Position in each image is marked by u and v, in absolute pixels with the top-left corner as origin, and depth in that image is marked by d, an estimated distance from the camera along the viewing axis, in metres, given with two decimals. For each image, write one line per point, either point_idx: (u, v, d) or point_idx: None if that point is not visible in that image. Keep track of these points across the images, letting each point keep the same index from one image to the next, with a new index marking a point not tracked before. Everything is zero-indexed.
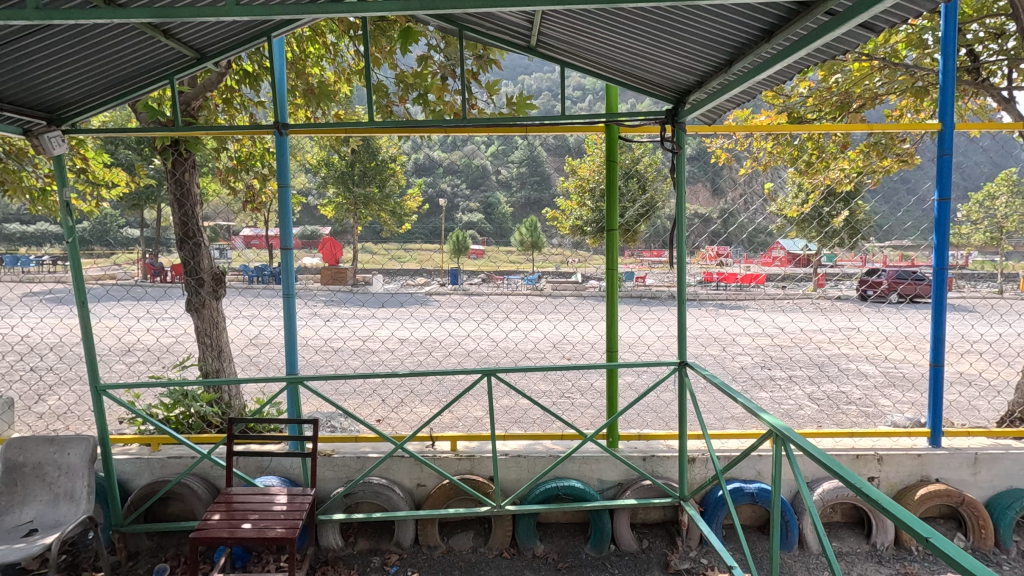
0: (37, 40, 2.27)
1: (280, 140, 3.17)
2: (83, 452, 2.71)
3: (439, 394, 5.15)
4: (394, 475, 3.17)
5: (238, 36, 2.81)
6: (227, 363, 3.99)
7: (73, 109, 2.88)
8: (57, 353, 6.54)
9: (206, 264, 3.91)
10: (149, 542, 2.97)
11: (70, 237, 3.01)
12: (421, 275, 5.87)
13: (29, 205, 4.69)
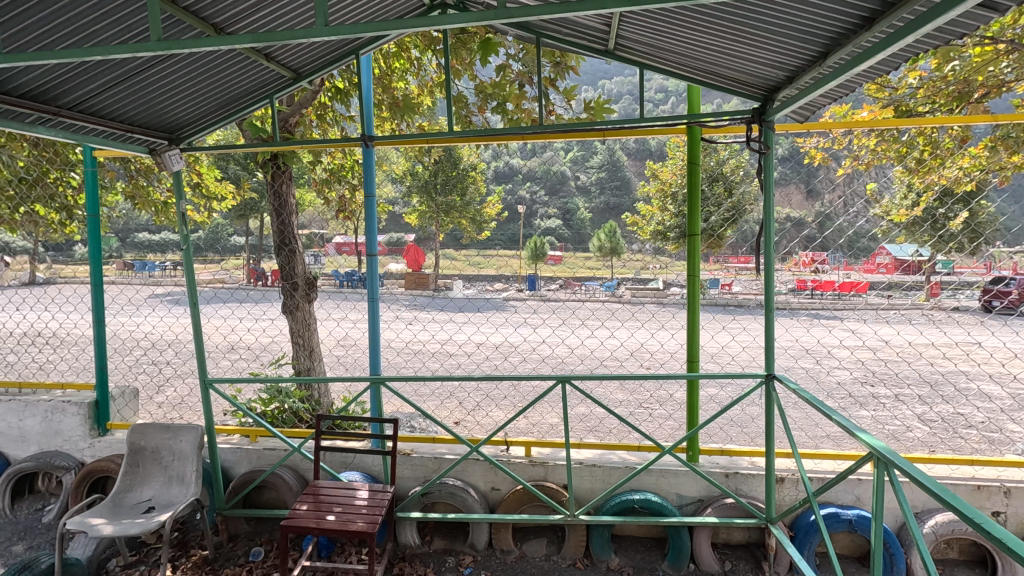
0: (159, 69, 2.54)
1: (367, 151, 3.33)
2: (192, 440, 2.99)
3: (514, 400, 5.19)
4: (469, 477, 3.22)
5: (330, 55, 2.99)
6: (317, 362, 4.24)
7: (190, 129, 3.20)
8: (174, 349, 7.27)
9: (300, 269, 4.18)
10: (246, 526, 3.20)
11: (185, 244, 3.33)
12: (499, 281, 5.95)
13: (155, 216, 5.26)
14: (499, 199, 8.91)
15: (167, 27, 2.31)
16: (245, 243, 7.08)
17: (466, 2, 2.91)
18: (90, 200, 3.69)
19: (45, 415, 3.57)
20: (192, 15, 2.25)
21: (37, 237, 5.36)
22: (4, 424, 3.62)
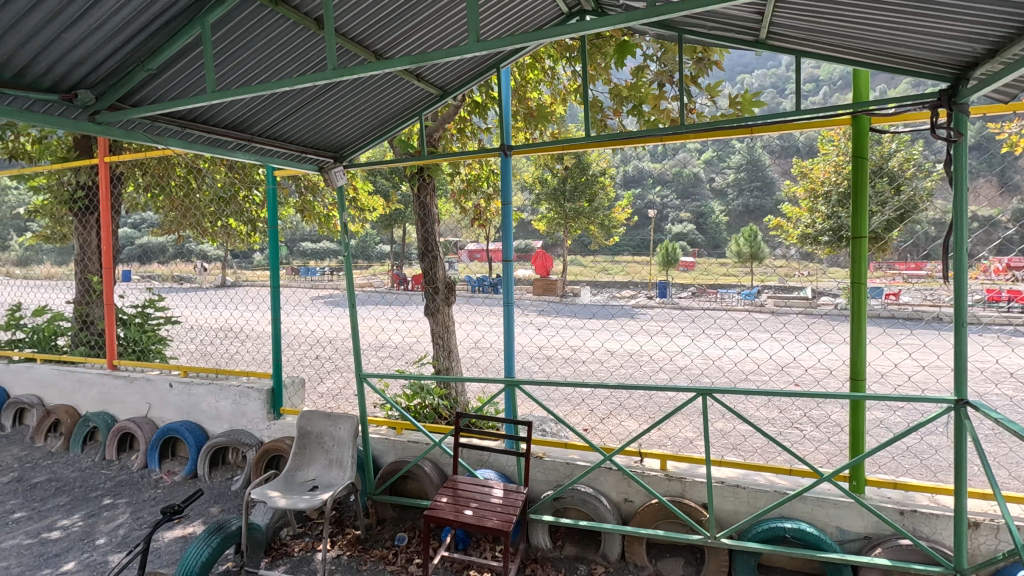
0: (330, 94, 2.86)
1: (505, 161, 3.44)
2: (349, 428, 3.30)
3: (647, 410, 5.03)
4: (601, 486, 3.17)
5: (473, 70, 3.15)
6: (455, 362, 4.46)
7: (351, 147, 3.55)
8: (332, 345, 8.14)
9: (440, 274, 4.44)
10: (392, 511, 3.47)
11: (346, 251, 3.70)
12: (628, 289, 5.84)
13: (319, 228, 5.94)
14: (629, 204, 8.73)
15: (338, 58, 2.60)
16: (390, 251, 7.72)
17: (604, 6, 2.90)
18: (271, 213, 4.25)
19: (234, 398, 4.17)
20: (357, 44, 2.51)
21: (229, 246, 6.30)
22: (205, 404, 4.29)
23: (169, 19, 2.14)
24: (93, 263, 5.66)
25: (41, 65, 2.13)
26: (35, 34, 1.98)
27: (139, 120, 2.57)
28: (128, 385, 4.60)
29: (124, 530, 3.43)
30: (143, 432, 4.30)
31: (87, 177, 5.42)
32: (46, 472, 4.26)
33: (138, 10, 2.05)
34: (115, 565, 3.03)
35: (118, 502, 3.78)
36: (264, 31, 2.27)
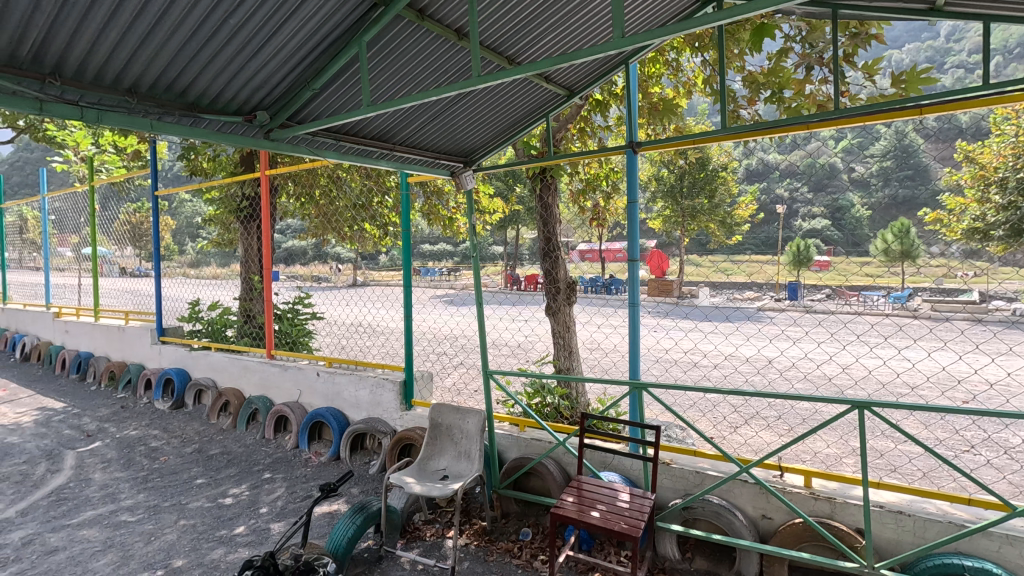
0: (464, 100, 3.00)
1: (631, 158, 3.33)
2: (477, 422, 3.43)
3: (780, 422, 4.66)
4: (735, 499, 2.98)
5: (601, 69, 3.11)
6: (576, 362, 4.45)
7: (480, 151, 3.68)
8: (452, 343, 8.51)
9: (562, 274, 4.47)
10: (516, 506, 3.54)
11: (474, 252, 3.84)
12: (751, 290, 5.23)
13: (443, 230, 6.24)
14: (754, 200, 8.16)
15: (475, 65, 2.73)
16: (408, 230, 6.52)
17: None
18: (404, 217, 4.52)
19: (371, 388, 4.51)
20: (495, 51, 2.62)
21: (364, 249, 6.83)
22: (346, 393, 4.69)
23: (332, 42, 2.41)
24: (255, 265, 6.48)
25: (231, 91, 2.51)
26: (229, 65, 2.34)
27: (303, 136, 2.90)
28: (283, 372, 5.16)
29: (282, 501, 3.85)
30: (295, 415, 4.80)
31: (250, 189, 6.17)
32: (220, 445, 4.91)
33: (308, 37, 2.33)
34: (276, 532, 3.42)
35: (275, 477, 4.26)
36: (410, 44, 2.46)
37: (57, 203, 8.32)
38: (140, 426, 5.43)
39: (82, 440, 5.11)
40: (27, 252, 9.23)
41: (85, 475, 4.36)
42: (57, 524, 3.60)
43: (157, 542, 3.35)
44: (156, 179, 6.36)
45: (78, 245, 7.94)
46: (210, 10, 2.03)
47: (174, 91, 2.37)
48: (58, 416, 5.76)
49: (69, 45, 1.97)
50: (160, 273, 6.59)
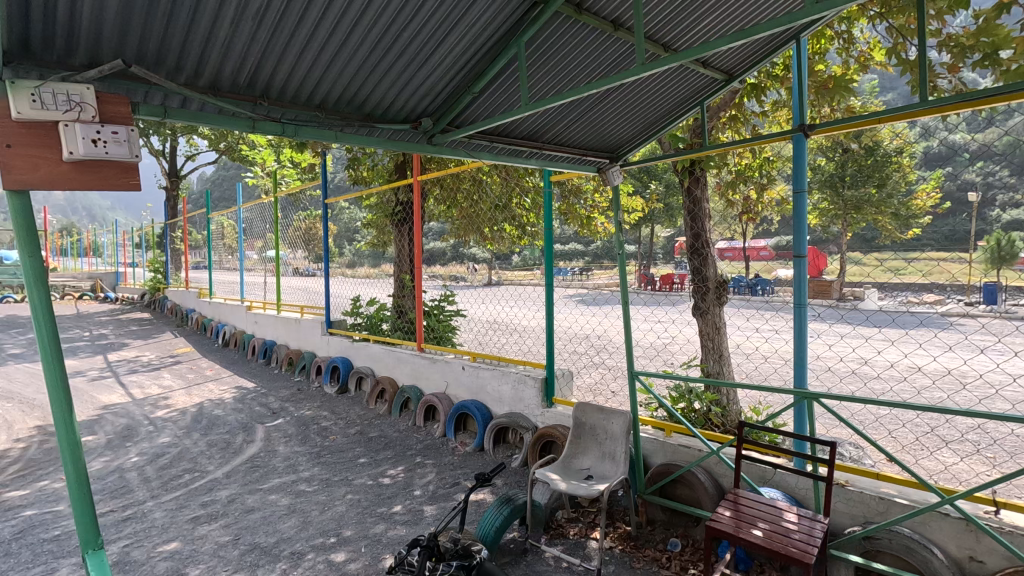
0: (616, 94, 2.99)
1: (800, 144, 2.95)
2: (622, 423, 3.33)
3: (982, 448, 3.96)
4: (931, 534, 2.56)
5: (764, 48, 2.85)
6: (726, 366, 4.17)
7: (627, 146, 3.62)
8: (586, 342, 8.49)
9: (711, 272, 4.22)
10: (662, 514, 3.38)
11: (620, 251, 3.75)
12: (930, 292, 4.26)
13: (581, 229, 6.22)
14: (939, 187, 7.03)
15: (616, 63, 2.82)
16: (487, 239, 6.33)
17: None
18: (546, 216, 4.57)
19: (514, 384, 4.62)
20: (653, 42, 2.58)
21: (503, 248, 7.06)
22: (490, 387, 4.86)
23: (492, 47, 2.60)
24: (406, 265, 7.01)
25: (400, 102, 2.83)
26: (399, 79, 2.64)
27: (461, 141, 3.16)
28: (432, 364, 5.50)
29: (432, 486, 4.10)
30: (443, 406, 5.09)
31: (404, 195, 6.67)
32: (377, 429, 5.38)
33: (467, 46, 2.56)
34: (428, 515, 3.64)
35: (426, 462, 4.55)
36: (562, 39, 2.58)
37: (248, 212, 9.73)
38: (313, 407, 6.14)
39: (269, 416, 5.90)
40: (226, 255, 10.92)
41: (272, 447, 5.03)
42: (253, 488, 4.18)
43: (330, 512, 3.74)
44: (326, 189, 7.16)
45: (265, 248, 9.20)
46: (386, 30, 2.32)
47: (355, 104, 2.75)
48: (250, 394, 6.73)
49: (279, 73, 2.37)
50: (328, 272, 7.40)
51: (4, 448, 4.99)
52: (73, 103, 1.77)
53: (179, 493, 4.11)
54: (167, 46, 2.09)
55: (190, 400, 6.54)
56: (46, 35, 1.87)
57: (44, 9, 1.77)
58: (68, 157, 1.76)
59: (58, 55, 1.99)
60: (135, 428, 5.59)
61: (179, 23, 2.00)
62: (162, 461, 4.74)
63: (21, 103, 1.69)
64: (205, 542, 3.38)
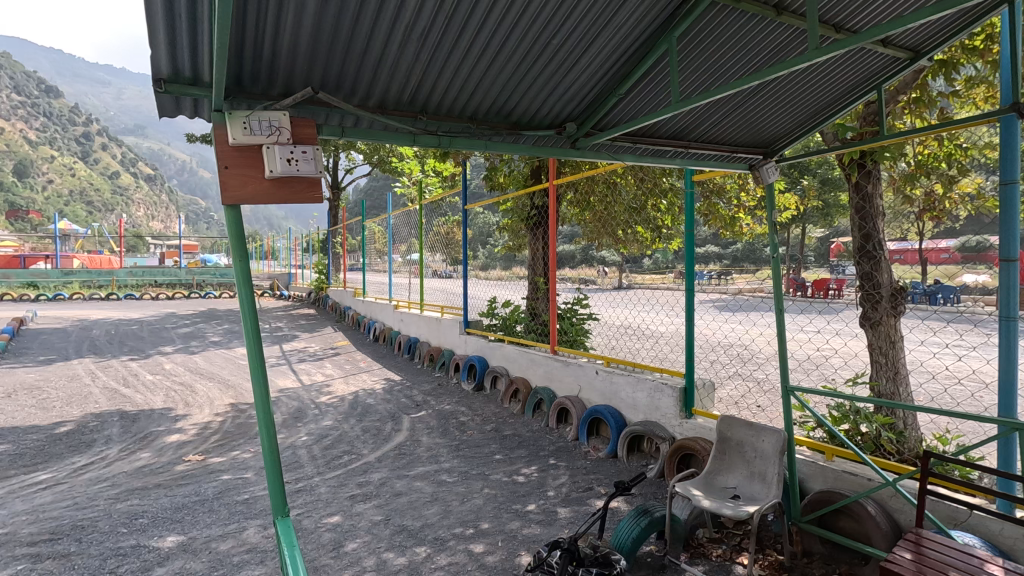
0: (775, 84, 2.82)
1: (1007, 129, 2.50)
2: (775, 443, 3.02)
3: None
4: None
5: (959, 20, 2.42)
6: (903, 387, 3.74)
7: (784, 140, 3.40)
8: (726, 350, 7.97)
9: (885, 278, 3.82)
10: (821, 547, 3.03)
11: (774, 253, 3.43)
12: None
13: (723, 231, 5.84)
14: None
15: (780, 50, 2.68)
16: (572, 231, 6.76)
17: None
18: (687, 218, 4.35)
19: (650, 392, 4.47)
20: (824, 26, 2.38)
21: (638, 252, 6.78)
22: (624, 393, 4.76)
23: (640, 45, 2.61)
24: (540, 268, 7.14)
25: (546, 108, 2.95)
26: (546, 86, 2.76)
27: (604, 143, 3.23)
28: (565, 367, 5.53)
29: (566, 488, 4.10)
30: (576, 409, 5.07)
31: (539, 200, 6.79)
32: (511, 427, 5.53)
33: (614, 48, 2.60)
34: (562, 517, 3.65)
35: (560, 464, 4.57)
36: (723, 29, 2.49)
37: (396, 220, 10.59)
38: (453, 402, 6.50)
39: (413, 408, 6.36)
40: (377, 258, 11.99)
41: (416, 437, 5.40)
42: (400, 473, 4.52)
43: (469, 503, 3.92)
44: (466, 196, 7.54)
45: (410, 251, 9.93)
46: (537, 40, 2.44)
47: (503, 114, 2.93)
48: (397, 386, 7.31)
49: (436, 88, 2.59)
50: (467, 275, 7.78)
51: (208, 420, 5.96)
52: (273, 128, 2.06)
53: (339, 472, 4.58)
54: (344, 72, 2.38)
55: (347, 389, 7.28)
56: (253, 70, 2.22)
57: (253, 49, 2.10)
58: (269, 175, 2.04)
59: (260, 87, 2.34)
60: (304, 410, 6.35)
61: (355, 52, 2.26)
62: (325, 442, 5.32)
63: (235, 131, 2.01)
64: (361, 519, 3.72)
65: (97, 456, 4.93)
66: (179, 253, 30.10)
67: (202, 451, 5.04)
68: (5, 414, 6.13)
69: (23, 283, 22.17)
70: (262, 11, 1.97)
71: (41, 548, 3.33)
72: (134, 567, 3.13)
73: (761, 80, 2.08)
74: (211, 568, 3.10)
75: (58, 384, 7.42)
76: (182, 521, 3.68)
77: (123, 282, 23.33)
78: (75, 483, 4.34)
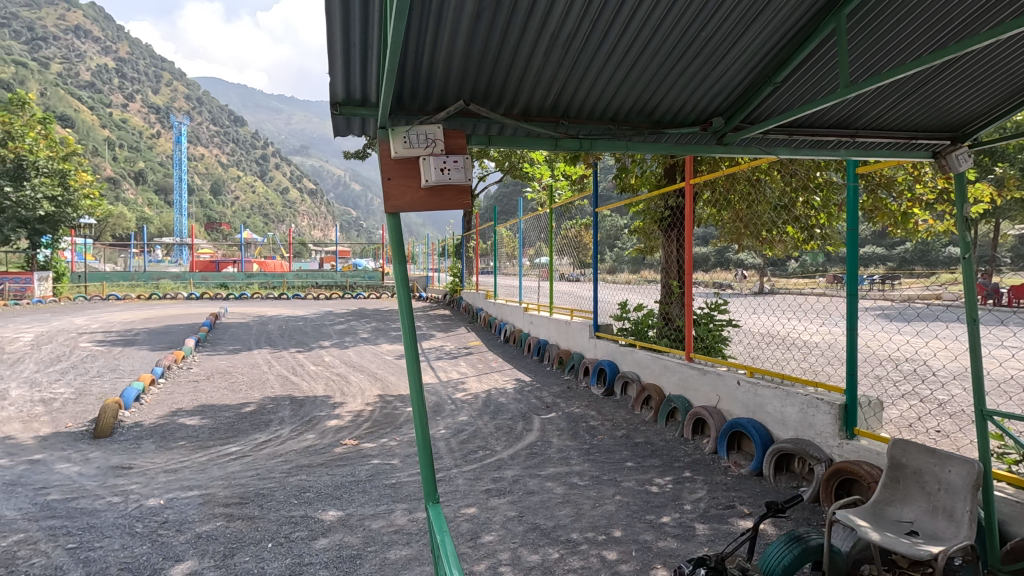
0: (970, 58, 2.49)
1: None
2: (966, 475, 2.55)
3: None
4: None
5: None
6: None
7: (977, 124, 2.98)
8: (896, 365, 7.00)
9: None
10: None
11: (965, 252, 2.94)
12: None
13: (892, 229, 5.12)
14: None
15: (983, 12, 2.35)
16: (702, 235, 6.72)
17: None
18: (849, 214, 3.87)
19: (802, 406, 4.08)
20: None
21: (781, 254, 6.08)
22: (770, 407, 4.40)
23: (801, 27, 2.43)
24: (674, 271, 6.86)
25: (690, 103, 2.87)
26: (691, 81, 2.68)
27: (754, 137, 3.06)
28: (702, 376, 5.25)
29: (705, 504, 3.88)
30: (714, 421, 4.79)
31: (673, 200, 6.53)
32: (644, 435, 5.37)
33: (770, 34, 2.45)
34: (701, 534, 3.46)
35: (696, 477, 4.33)
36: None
37: (526, 224, 10.85)
38: (582, 405, 6.48)
39: (543, 409, 6.45)
40: (508, 261, 12.36)
41: (547, 438, 5.47)
42: (533, 472, 4.62)
43: (601, 509, 3.88)
44: (596, 199, 7.48)
45: (539, 255, 10.10)
46: (684, 36, 2.38)
47: (645, 114, 2.91)
48: (527, 387, 7.47)
49: (578, 92, 2.65)
50: (596, 278, 7.72)
51: (360, 408, 6.58)
52: (429, 140, 2.22)
53: (475, 466, 4.80)
54: (492, 84, 2.52)
55: (481, 387, 7.60)
56: (411, 89, 2.44)
57: (412, 69, 2.31)
58: (425, 184, 2.22)
59: (417, 103, 2.56)
60: (442, 405, 6.76)
61: (503, 65, 2.39)
62: (461, 436, 5.60)
63: (397, 144, 2.20)
64: (496, 513, 3.86)
65: (273, 434, 5.68)
66: (334, 258, 33.57)
67: (356, 437, 5.58)
68: (206, 393, 7.32)
69: (218, 284, 26.32)
70: (421, 35, 2.15)
71: (233, 510, 3.91)
72: (303, 534, 3.55)
73: (954, 54, 1.83)
74: (365, 543, 3.41)
75: (243, 370, 8.70)
76: (341, 498, 4.09)
77: (291, 283, 26.65)
78: (257, 456, 5.05)
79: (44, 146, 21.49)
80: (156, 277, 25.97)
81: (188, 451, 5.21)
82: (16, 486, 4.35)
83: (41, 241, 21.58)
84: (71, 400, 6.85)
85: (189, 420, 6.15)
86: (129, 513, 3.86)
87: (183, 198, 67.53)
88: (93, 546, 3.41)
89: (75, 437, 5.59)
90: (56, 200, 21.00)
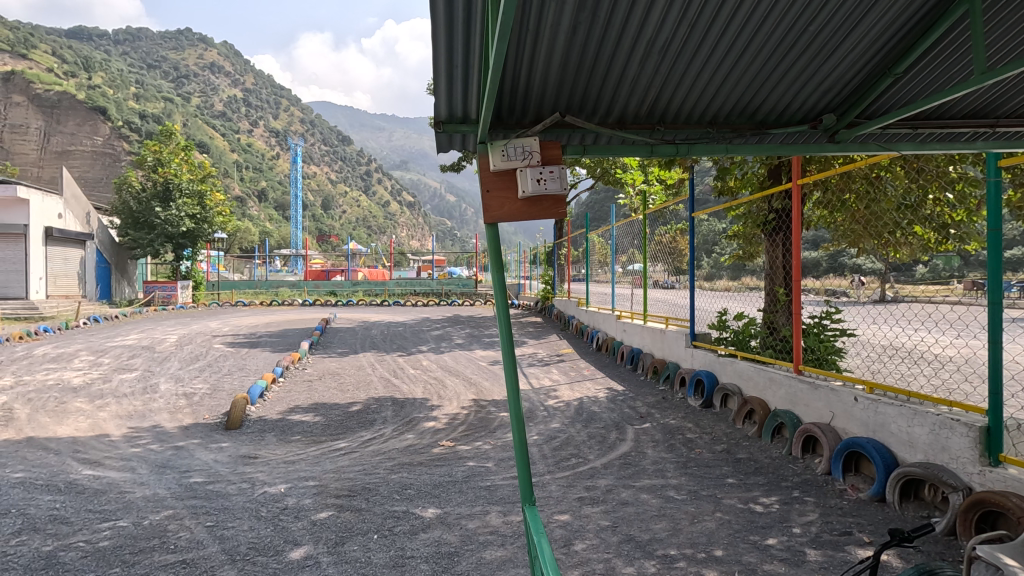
0: None
1: None
2: None
3: None
4: None
5: None
6: None
7: None
8: None
9: None
10: None
11: None
12: None
13: None
14: None
15: None
16: (813, 238, 6.27)
17: None
18: (992, 213, 3.42)
19: (933, 427, 3.67)
20: None
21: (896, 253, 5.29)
22: (895, 426, 3.99)
23: (928, 8, 2.24)
24: (779, 278, 6.51)
25: (798, 102, 2.72)
26: (798, 79, 2.55)
27: (872, 133, 2.85)
28: (814, 391, 4.88)
29: (816, 528, 3.60)
30: (827, 439, 4.43)
31: (778, 202, 6.15)
32: (747, 451, 5.08)
33: (888, 25, 2.30)
34: (813, 560, 3.21)
35: (807, 499, 4.04)
36: None
37: (619, 231, 10.72)
38: (678, 417, 6.26)
39: (637, 419, 6.31)
40: (600, 269, 12.25)
41: (642, 449, 5.35)
42: (627, 483, 4.53)
43: (700, 525, 3.72)
44: (693, 203, 7.24)
45: (632, 262, 9.92)
46: (791, 33, 2.29)
47: (746, 116, 2.81)
48: (620, 396, 7.35)
49: (674, 98, 2.62)
50: (692, 286, 7.44)
51: (456, 412, 6.82)
52: (527, 152, 2.29)
53: (568, 473, 4.80)
54: (588, 95, 2.57)
55: (573, 395, 7.58)
56: (510, 104, 2.54)
57: (510, 87, 2.41)
58: (523, 195, 2.28)
59: (515, 116, 2.66)
60: (535, 411, 6.83)
61: (599, 77, 2.43)
62: (554, 443, 5.63)
63: (496, 158, 2.28)
64: (589, 522, 3.84)
65: (377, 433, 6.04)
66: (432, 266, 34.98)
67: (453, 439, 5.79)
68: (318, 392, 7.94)
69: (328, 291, 28.51)
70: (518, 54, 2.23)
71: (343, 501, 4.22)
72: (405, 529, 3.75)
73: None
74: (462, 542, 3.53)
75: (350, 372, 9.34)
76: (439, 497, 4.28)
77: (392, 291, 28.09)
78: (364, 453, 5.39)
79: (187, 171, 24.42)
80: (276, 285, 28.52)
81: (304, 445, 5.68)
82: (165, 468, 4.99)
83: (183, 254, 24.53)
84: (208, 394, 7.73)
85: (304, 416, 6.71)
86: (254, 499, 4.28)
87: (298, 213, 73.89)
88: (227, 526, 3.83)
89: (211, 428, 6.31)
90: (196, 217, 23.92)
